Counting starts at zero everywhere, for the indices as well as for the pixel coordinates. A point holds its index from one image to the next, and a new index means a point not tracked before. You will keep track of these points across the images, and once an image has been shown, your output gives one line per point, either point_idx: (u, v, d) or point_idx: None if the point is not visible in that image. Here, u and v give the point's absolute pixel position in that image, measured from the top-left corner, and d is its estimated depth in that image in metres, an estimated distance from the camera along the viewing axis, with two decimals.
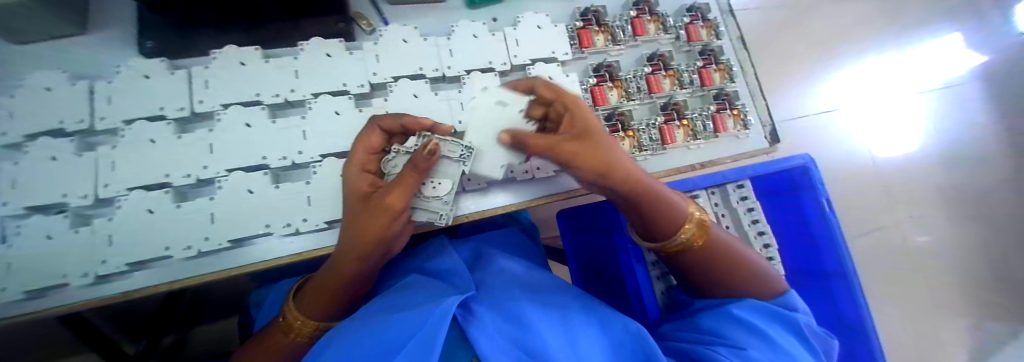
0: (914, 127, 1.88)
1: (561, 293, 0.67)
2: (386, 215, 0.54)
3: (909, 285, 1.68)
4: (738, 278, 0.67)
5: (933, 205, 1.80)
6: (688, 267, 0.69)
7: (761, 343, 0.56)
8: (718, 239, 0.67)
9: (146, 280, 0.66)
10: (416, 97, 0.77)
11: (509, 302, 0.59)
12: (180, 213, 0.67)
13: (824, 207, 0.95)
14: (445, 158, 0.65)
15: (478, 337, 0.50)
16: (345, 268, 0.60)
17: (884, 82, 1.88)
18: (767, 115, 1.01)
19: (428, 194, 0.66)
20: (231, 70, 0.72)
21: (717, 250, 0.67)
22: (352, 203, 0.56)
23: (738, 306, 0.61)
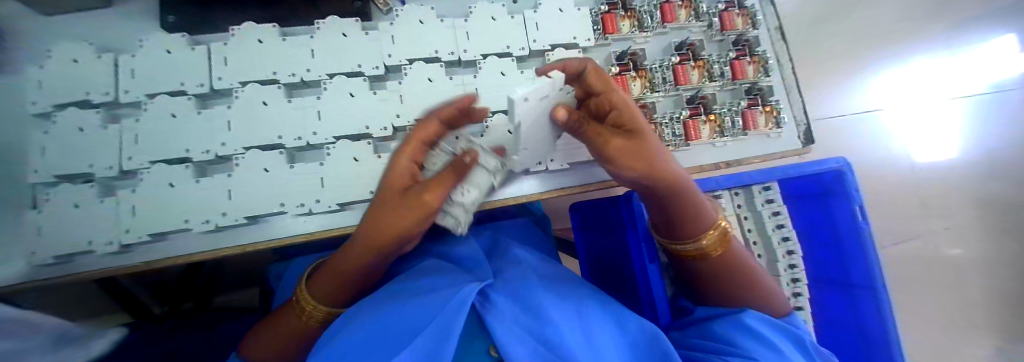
0: (1008, 132, 1.53)
1: (568, 282, 0.58)
2: (419, 212, 0.49)
3: (971, 324, 1.39)
4: (760, 302, 0.56)
5: (1004, 230, 1.48)
6: (702, 279, 0.58)
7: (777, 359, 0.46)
8: (742, 256, 0.56)
9: (167, 251, 0.65)
10: (431, 82, 0.68)
11: (525, 289, 0.52)
12: (198, 188, 0.65)
13: (858, 215, 0.76)
14: (481, 168, 0.62)
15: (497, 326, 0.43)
16: (358, 256, 0.52)
17: (943, 76, 1.54)
18: (803, 113, 0.85)
19: (455, 199, 0.58)
20: (247, 46, 0.67)
21: (740, 269, 0.56)
22: (388, 196, 0.50)
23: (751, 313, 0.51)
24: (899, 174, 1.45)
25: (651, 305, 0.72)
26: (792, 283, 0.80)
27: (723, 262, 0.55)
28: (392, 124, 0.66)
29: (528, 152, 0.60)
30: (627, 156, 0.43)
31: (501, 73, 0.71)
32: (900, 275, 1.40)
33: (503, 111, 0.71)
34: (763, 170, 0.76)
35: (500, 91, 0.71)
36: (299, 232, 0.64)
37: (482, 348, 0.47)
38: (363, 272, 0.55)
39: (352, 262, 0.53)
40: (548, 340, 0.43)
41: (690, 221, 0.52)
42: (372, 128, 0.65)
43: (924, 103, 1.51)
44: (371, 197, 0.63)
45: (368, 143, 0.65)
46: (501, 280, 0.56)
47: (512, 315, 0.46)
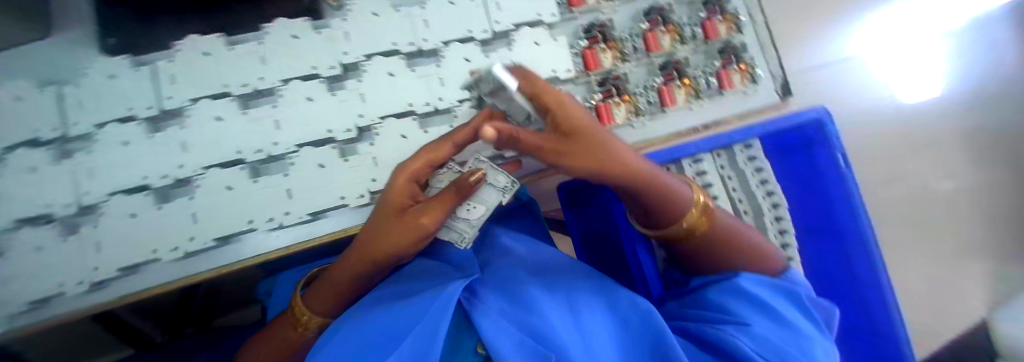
0: (993, 62, 1.50)
1: (557, 265, 0.57)
2: (412, 233, 0.46)
3: (955, 252, 1.45)
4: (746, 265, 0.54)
5: (989, 159, 1.49)
6: (691, 256, 0.56)
7: (769, 322, 0.46)
8: (726, 224, 0.53)
9: (142, 283, 0.62)
10: (393, 76, 0.65)
11: (514, 280, 0.51)
12: (162, 214, 0.62)
13: (840, 164, 0.75)
14: (490, 186, 0.60)
15: (484, 321, 0.42)
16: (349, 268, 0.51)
17: (935, 10, 1.48)
18: (779, 67, 0.84)
19: (460, 216, 0.58)
20: (194, 62, 0.63)
21: (724, 238, 0.52)
22: (384, 213, 0.46)
23: (745, 275, 0.50)
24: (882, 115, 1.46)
25: (642, 278, 0.75)
26: (779, 235, 0.79)
27: (708, 237, 0.52)
28: (357, 125, 0.63)
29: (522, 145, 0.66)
30: (575, 158, 0.34)
31: (465, 60, 0.69)
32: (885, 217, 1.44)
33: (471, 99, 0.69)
34: (740, 129, 0.75)
35: (467, 78, 0.68)
36: (274, 249, 0.61)
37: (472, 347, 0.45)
38: (355, 283, 0.54)
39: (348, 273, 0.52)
40: (540, 330, 0.42)
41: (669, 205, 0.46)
42: (336, 132, 0.62)
43: (907, 43, 1.47)
44: (344, 204, 0.61)
45: (332, 148, 0.62)
46: (488, 272, 0.54)
47: (499, 307, 0.45)
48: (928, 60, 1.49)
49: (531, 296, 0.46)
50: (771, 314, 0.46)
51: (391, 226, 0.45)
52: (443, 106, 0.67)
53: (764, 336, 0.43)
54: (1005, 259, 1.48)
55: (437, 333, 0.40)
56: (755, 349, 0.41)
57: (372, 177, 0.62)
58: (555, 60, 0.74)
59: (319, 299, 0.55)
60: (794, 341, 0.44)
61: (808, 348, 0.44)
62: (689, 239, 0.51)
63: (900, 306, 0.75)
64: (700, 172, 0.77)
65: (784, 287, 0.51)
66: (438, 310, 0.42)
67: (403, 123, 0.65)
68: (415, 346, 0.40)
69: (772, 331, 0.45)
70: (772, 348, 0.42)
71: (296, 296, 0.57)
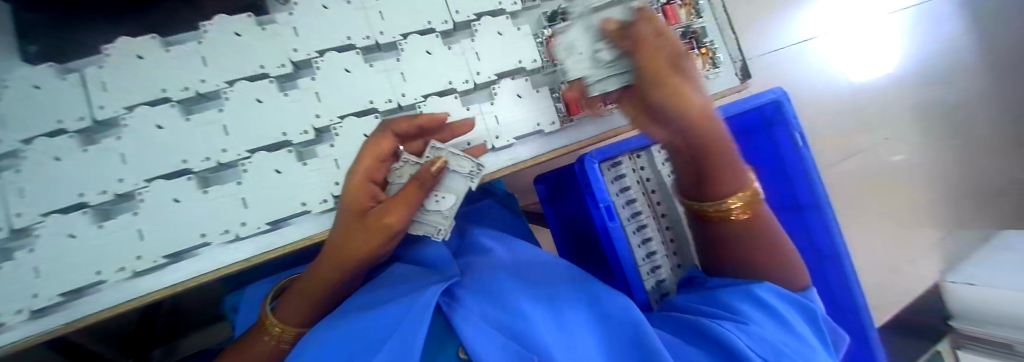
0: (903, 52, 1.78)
1: (547, 269, 0.57)
2: (383, 235, 0.46)
3: (881, 213, 1.66)
4: (777, 266, 0.54)
5: (899, 129, 1.74)
6: (723, 244, 0.55)
7: (774, 325, 0.48)
8: (771, 221, 0.53)
9: (80, 311, 0.54)
10: (349, 72, 0.62)
11: (495, 283, 0.50)
12: (105, 234, 0.56)
13: (798, 141, 0.78)
14: (453, 173, 0.58)
15: (465, 327, 0.42)
16: (323, 281, 0.50)
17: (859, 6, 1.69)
18: (737, 51, 0.87)
19: (428, 208, 0.56)
20: (126, 66, 0.57)
21: (768, 231, 0.52)
22: (346, 220, 0.47)
23: (764, 284, 0.51)
24: (819, 95, 1.61)
25: (621, 269, 0.75)
26: None
27: (746, 228, 0.51)
28: (313, 125, 0.60)
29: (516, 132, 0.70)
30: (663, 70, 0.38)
31: (426, 52, 0.66)
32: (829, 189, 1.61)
33: (435, 93, 0.67)
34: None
35: (429, 72, 0.66)
36: (234, 262, 0.57)
37: (451, 351, 0.45)
38: (332, 291, 0.52)
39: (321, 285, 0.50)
40: (527, 336, 0.42)
41: (722, 174, 0.46)
42: (291, 134, 0.58)
43: (842, 30, 1.66)
44: (307, 210, 0.58)
45: (288, 152, 0.59)
46: (469, 274, 0.54)
47: (482, 312, 0.45)
48: (862, 47, 1.69)
49: (519, 304, 0.46)
50: (777, 319, 0.48)
51: (355, 230, 0.46)
52: (407, 102, 0.64)
53: (771, 341, 0.45)
54: (917, 215, 1.72)
55: (412, 344, 0.38)
56: (752, 346, 0.44)
57: (335, 180, 0.60)
58: (522, 50, 0.72)
59: (293, 309, 0.52)
60: (797, 347, 0.46)
61: (811, 354, 0.45)
62: (727, 226, 0.51)
63: (857, 275, 0.78)
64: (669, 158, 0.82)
65: (796, 299, 0.51)
66: (416, 315, 0.41)
67: (362, 122, 0.61)
68: (392, 355, 0.39)
69: (775, 335, 0.46)
70: (771, 350, 0.44)
71: (266, 309, 0.54)
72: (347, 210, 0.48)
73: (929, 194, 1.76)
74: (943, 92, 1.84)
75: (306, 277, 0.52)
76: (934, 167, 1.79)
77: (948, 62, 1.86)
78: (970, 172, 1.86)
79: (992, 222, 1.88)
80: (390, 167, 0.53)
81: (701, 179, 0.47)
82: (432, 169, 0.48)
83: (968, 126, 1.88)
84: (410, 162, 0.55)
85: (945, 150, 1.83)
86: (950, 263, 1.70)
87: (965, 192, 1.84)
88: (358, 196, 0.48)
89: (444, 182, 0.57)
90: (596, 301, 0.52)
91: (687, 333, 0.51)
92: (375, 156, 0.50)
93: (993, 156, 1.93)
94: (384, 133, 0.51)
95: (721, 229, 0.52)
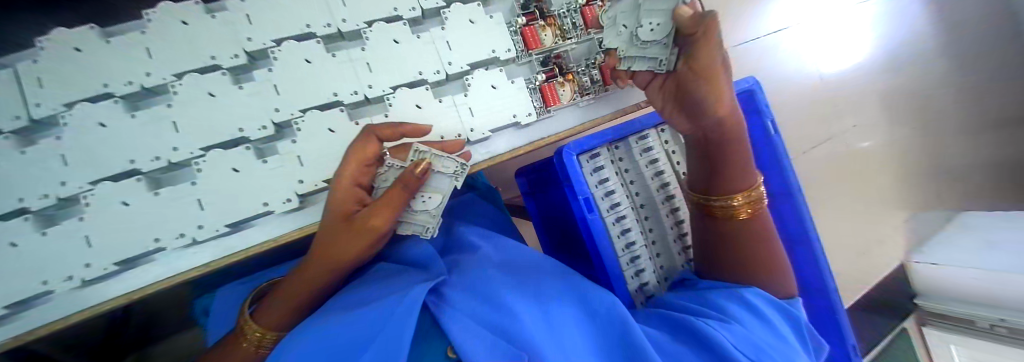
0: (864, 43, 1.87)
1: (535, 267, 0.57)
2: (369, 237, 0.44)
3: (853, 197, 1.72)
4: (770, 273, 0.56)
5: (865, 116, 1.82)
6: (725, 244, 0.56)
7: (762, 326, 0.50)
8: (770, 228, 0.55)
9: (22, 326, 0.50)
10: (310, 63, 0.59)
11: (483, 281, 0.49)
12: (47, 242, 0.50)
13: (769, 131, 0.79)
14: (438, 174, 0.55)
15: (453, 325, 0.40)
16: (308, 285, 0.48)
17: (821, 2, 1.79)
18: None
19: (415, 208, 0.54)
20: (62, 59, 0.51)
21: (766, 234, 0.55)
22: (331, 225, 0.45)
23: (751, 289, 0.54)
24: (792, 83, 1.66)
25: (602, 262, 0.75)
26: None
27: (749, 229, 0.53)
28: (272, 120, 0.57)
29: (497, 120, 0.68)
30: (708, 71, 0.42)
31: (393, 41, 0.63)
32: (805, 175, 1.64)
33: (404, 85, 0.64)
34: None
35: (397, 62, 0.63)
36: (194, 267, 0.55)
37: (439, 349, 0.43)
38: (315, 294, 0.50)
39: (304, 286, 0.48)
40: (516, 333, 0.41)
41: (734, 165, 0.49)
42: (248, 131, 0.55)
43: (808, 22, 1.74)
44: (270, 210, 0.55)
45: (246, 149, 0.55)
46: (456, 273, 0.52)
47: (469, 309, 0.44)
48: (827, 38, 1.77)
49: (509, 301, 0.44)
50: (766, 322, 0.50)
51: (340, 234, 0.44)
52: (374, 94, 0.61)
53: (754, 340, 0.47)
54: (886, 199, 1.79)
55: (399, 343, 0.36)
56: (736, 344, 0.45)
57: (299, 178, 0.57)
58: (494, 38, 0.69)
59: (274, 313, 0.50)
60: (776, 345, 0.48)
61: (788, 352, 0.48)
62: (730, 224, 0.53)
63: (826, 258, 0.80)
64: (648, 148, 0.82)
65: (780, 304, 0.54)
66: (401, 314, 0.38)
67: (326, 115, 0.58)
68: (378, 356, 0.36)
69: (758, 333, 0.49)
70: (752, 345, 0.46)
71: (244, 313, 0.51)
72: (332, 215, 0.45)
73: (894, 178, 1.84)
74: (902, 80, 1.95)
75: (291, 278, 0.49)
76: (899, 152, 1.88)
77: (903, 54, 1.97)
78: (932, 156, 1.96)
79: (953, 204, 1.97)
80: (375, 172, 0.50)
81: (714, 170, 0.50)
82: (415, 175, 0.43)
83: (926, 112, 1.99)
84: (395, 167, 0.51)
85: (909, 135, 1.92)
86: (914, 242, 1.79)
87: (929, 175, 1.93)
88: (346, 199, 0.45)
89: (428, 182, 0.54)
90: (583, 297, 0.52)
91: (674, 330, 0.51)
92: (361, 162, 0.47)
93: (950, 141, 2.03)
94: (369, 138, 0.48)
95: (727, 226, 0.54)
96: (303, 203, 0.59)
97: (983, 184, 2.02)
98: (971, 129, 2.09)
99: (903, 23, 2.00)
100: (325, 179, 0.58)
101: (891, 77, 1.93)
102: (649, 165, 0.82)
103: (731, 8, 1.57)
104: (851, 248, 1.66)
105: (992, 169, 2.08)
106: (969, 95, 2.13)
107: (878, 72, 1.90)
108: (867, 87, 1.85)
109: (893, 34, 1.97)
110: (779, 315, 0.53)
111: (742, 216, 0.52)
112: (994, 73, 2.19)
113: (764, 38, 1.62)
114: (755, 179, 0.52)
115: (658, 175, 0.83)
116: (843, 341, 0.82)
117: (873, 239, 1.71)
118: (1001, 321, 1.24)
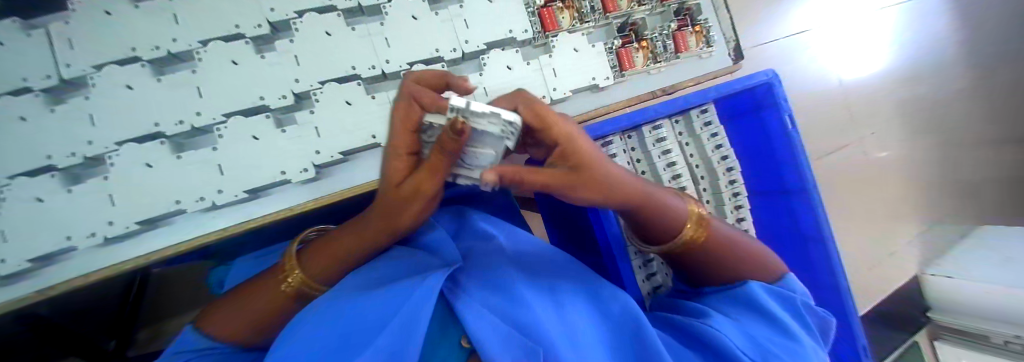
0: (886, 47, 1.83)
1: (546, 259, 0.56)
2: (423, 200, 0.33)
3: (869, 204, 1.69)
4: (761, 261, 0.55)
5: (885, 122, 1.78)
6: (700, 266, 0.54)
7: (768, 329, 0.48)
8: (725, 235, 0.53)
9: (49, 280, 0.51)
10: (331, 36, 0.59)
11: (495, 273, 0.49)
12: (74, 199, 0.51)
13: (787, 126, 0.79)
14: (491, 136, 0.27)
15: (467, 312, 0.40)
16: (363, 241, 0.44)
17: (844, 5, 1.76)
18: (731, 29, 0.85)
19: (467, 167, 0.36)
20: (95, 22, 0.52)
21: (724, 246, 0.52)
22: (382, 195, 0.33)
23: (756, 284, 0.51)
24: (812, 86, 1.63)
25: (611, 252, 0.76)
26: (733, 197, 0.86)
27: (706, 250, 0.51)
28: (292, 90, 0.57)
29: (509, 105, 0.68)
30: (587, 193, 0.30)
31: (412, 17, 0.63)
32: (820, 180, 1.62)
33: (421, 62, 0.64)
34: (698, 92, 0.76)
35: (414, 38, 0.63)
36: (212, 231, 0.56)
37: (453, 341, 0.43)
38: (366, 251, 0.46)
39: (357, 240, 0.44)
40: (531, 326, 0.41)
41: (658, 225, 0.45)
42: (268, 99, 0.56)
43: (830, 24, 1.70)
44: (284, 179, 0.55)
45: (266, 117, 0.56)
46: (470, 261, 0.52)
47: (483, 298, 0.44)
48: (849, 41, 1.73)
49: (522, 292, 0.45)
50: (774, 324, 0.48)
51: (393, 204, 0.33)
52: (391, 70, 0.62)
53: (755, 340, 0.46)
54: (903, 207, 1.77)
55: (417, 324, 0.36)
56: (744, 347, 0.45)
57: (316, 149, 0.57)
58: (512, 19, 0.69)
59: (319, 259, 0.46)
60: (786, 345, 0.46)
61: (800, 352, 0.46)
62: (692, 253, 0.50)
63: (841, 254, 0.79)
64: (660, 138, 0.81)
65: (791, 306, 0.51)
66: (416, 302, 0.39)
67: (345, 88, 0.59)
68: (390, 340, 0.36)
69: (763, 334, 0.47)
70: (760, 348, 0.45)
71: (291, 250, 0.47)
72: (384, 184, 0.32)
73: (913, 188, 1.80)
74: (925, 88, 1.91)
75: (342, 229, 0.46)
76: (918, 161, 1.84)
77: (927, 61, 1.94)
78: (953, 166, 1.92)
79: (972, 219, 1.92)
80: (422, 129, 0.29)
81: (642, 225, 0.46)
82: (488, 184, 0.24)
83: (950, 122, 1.94)
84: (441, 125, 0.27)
85: (929, 145, 1.88)
86: (933, 252, 1.75)
87: (950, 186, 1.89)
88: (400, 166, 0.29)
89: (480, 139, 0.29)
90: (595, 298, 0.53)
91: (680, 336, 0.51)
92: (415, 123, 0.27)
93: (971, 154, 1.98)
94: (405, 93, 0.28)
95: (687, 258, 0.51)
96: (318, 175, 0.60)
97: (1000, 197, 2.00)
98: (992, 143, 2.04)
99: (928, 29, 1.96)
100: (341, 151, 0.58)
101: (913, 86, 1.88)
102: (662, 156, 0.81)
103: (753, 8, 1.55)
104: (866, 256, 1.63)
105: (1015, 184, 2.03)
106: (993, 107, 2.08)
107: (900, 78, 1.86)
108: (886, 94, 1.81)
109: (918, 40, 1.93)
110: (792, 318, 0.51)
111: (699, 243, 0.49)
112: (1020, 87, 2.13)
113: (785, 39, 1.59)
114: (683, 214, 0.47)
115: (669, 167, 0.82)
116: (854, 342, 0.78)
117: (889, 248, 1.68)
118: (1016, 337, 1.26)
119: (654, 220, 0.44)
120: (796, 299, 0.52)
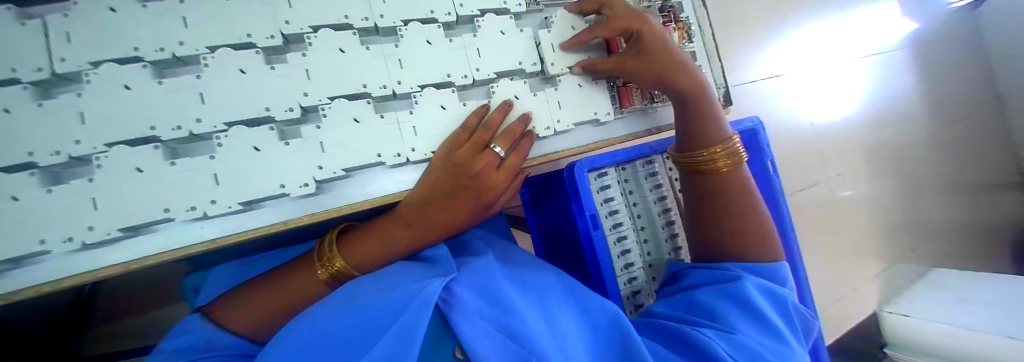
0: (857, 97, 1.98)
1: (537, 272, 0.58)
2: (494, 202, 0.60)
3: (838, 242, 1.79)
4: (767, 241, 0.67)
5: (854, 165, 1.91)
6: (723, 217, 0.67)
7: (755, 328, 0.56)
8: (747, 184, 0.68)
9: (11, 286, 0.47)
10: (344, 52, 0.59)
11: (487, 279, 0.50)
12: (51, 201, 0.48)
13: (768, 169, 0.85)
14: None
15: (466, 327, 0.42)
16: (407, 236, 0.54)
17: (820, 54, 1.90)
18: (722, 76, 0.91)
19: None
20: (101, 18, 0.50)
21: (744, 187, 0.68)
22: (476, 192, 0.55)
23: (750, 282, 0.60)
24: (789, 127, 1.74)
25: (600, 279, 0.77)
26: None
27: (725, 186, 0.67)
28: (300, 103, 0.57)
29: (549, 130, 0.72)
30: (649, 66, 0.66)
31: (427, 42, 0.65)
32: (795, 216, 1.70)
33: (432, 85, 0.65)
34: (660, 140, 0.87)
35: (427, 61, 0.64)
36: (201, 240, 0.54)
37: (447, 350, 0.45)
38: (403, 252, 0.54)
39: (405, 242, 0.54)
40: (526, 336, 0.44)
41: (701, 127, 0.68)
42: (275, 110, 0.55)
43: (806, 71, 1.83)
44: (282, 193, 0.54)
45: (270, 129, 0.56)
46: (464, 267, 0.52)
47: (478, 309, 0.46)
48: (823, 88, 1.86)
49: (516, 304, 0.47)
50: (762, 322, 0.57)
51: (479, 191, 0.56)
52: (402, 91, 0.62)
53: (746, 345, 0.53)
54: (868, 247, 1.88)
55: (415, 331, 0.39)
56: (729, 350, 0.51)
57: (318, 164, 0.57)
58: (522, 51, 0.71)
59: (361, 252, 0.52)
60: (776, 348, 0.54)
61: (781, 351, 0.54)
62: (716, 175, 0.67)
63: (813, 295, 0.84)
64: (653, 173, 0.89)
65: (778, 299, 0.60)
66: (417, 308, 0.41)
67: (353, 106, 0.59)
68: (391, 341, 0.39)
69: (754, 335, 0.55)
70: (747, 352, 0.52)
71: (326, 246, 0.52)
72: (479, 189, 0.55)
73: (877, 228, 1.92)
74: (890, 137, 2.06)
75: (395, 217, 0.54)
76: (883, 203, 1.97)
77: (892, 112, 2.09)
78: (913, 210, 2.06)
79: (928, 260, 2.05)
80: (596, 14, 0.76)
81: (687, 124, 0.69)
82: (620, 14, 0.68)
83: (911, 169, 2.09)
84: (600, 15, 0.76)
85: (892, 189, 2.02)
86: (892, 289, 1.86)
87: (910, 229, 2.03)
88: (485, 160, 0.55)
89: None
90: (582, 303, 0.56)
91: (672, 345, 0.57)
92: (511, 136, 0.60)
93: (929, 200, 2.13)
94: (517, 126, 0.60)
95: (709, 180, 0.68)
96: (318, 189, 0.59)
97: (953, 241, 2.15)
98: (947, 191, 2.20)
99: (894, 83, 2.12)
100: (344, 167, 0.58)
101: (879, 134, 2.02)
102: (654, 189, 0.88)
103: (738, 51, 1.66)
104: (835, 291, 1.72)
105: (964, 230, 2.20)
106: (949, 158, 2.25)
107: (868, 126, 2.00)
108: (855, 140, 1.94)
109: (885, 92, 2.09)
110: (779, 315, 0.59)
111: (721, 169, 0.67)
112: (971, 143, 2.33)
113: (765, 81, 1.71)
114: (728, 139, 0.68)
115: (660, 200, 0.89)
116: None
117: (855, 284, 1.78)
118: None
119: (693, 124, 0.68)
120: (783, 297, 0.60)
